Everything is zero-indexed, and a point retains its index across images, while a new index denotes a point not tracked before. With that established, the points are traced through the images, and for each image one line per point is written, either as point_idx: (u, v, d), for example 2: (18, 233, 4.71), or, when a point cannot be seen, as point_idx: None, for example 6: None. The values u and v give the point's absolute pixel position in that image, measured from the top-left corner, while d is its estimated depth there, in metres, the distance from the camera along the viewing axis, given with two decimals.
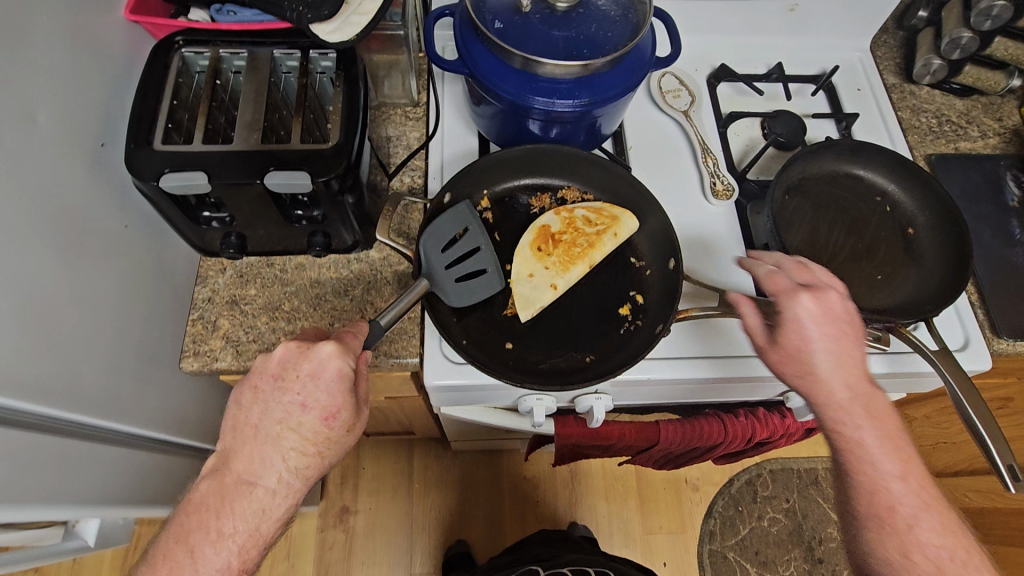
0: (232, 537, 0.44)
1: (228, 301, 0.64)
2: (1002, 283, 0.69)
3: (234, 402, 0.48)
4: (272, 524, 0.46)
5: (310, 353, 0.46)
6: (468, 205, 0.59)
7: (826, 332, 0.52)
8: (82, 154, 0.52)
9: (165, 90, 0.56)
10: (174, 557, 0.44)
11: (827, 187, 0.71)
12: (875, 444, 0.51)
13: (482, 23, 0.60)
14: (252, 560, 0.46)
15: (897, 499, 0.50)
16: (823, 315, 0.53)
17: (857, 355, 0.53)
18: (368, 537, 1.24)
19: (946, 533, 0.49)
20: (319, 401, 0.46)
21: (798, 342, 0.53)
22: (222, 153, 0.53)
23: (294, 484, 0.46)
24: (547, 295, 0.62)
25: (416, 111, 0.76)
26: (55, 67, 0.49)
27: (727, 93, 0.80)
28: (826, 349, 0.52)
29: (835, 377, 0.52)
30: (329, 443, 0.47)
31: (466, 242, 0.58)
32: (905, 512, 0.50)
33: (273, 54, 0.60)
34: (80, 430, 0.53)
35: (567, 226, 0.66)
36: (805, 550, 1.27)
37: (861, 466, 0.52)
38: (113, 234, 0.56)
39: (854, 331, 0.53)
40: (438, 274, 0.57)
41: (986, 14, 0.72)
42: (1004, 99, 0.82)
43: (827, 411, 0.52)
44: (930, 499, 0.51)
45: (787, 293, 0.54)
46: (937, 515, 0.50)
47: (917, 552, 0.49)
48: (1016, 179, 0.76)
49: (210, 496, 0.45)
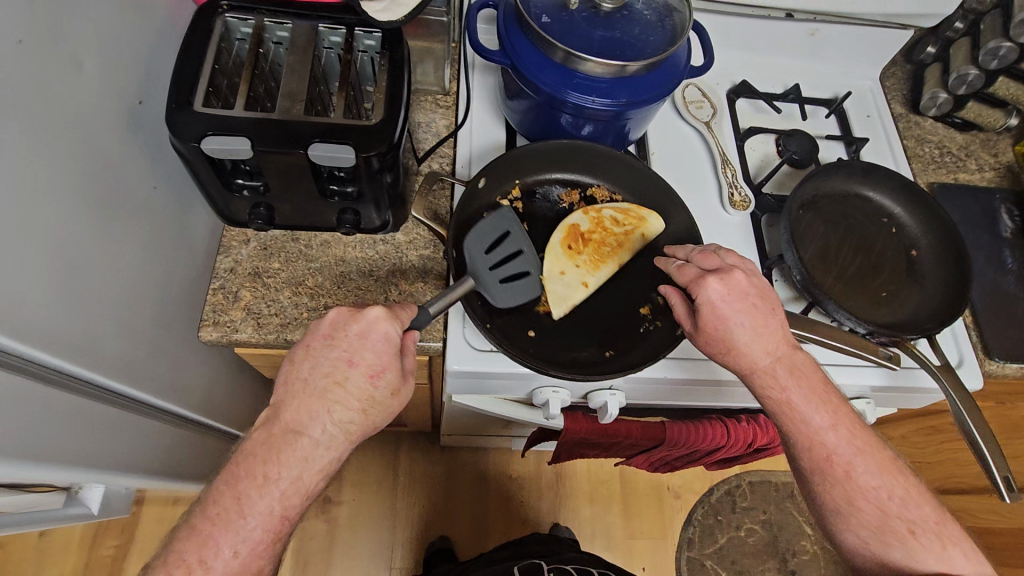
0: (276, 484, 0.46)
1: (251, 273, 0.63)
2: (995, 308, 0.73)
3: (287, 358, 0.50)
4: (316, 476, 0.48)
5: (359, 314, 0.50)
6: (510, 210, 0.61)
7: (738, 308, 0.55)
8: (122, 110, 0.51)
9: (208, 52, 0.56)
10: (223, 500, 0.46)
11: (838, 205, 0.74)
12: (805, 405, 0.55)
13: (530, 16, 0.61)
14: (294, 509, 0.47)
15: (834, 449, 0.55)
16: (732, 294, 0.56)
17: (772, 324, 0.56)
18: (351, 529, 1.22)
19: (882, 474, 0.55)
20: (365, 359, 0.49)
21: (714, 323, 0.56)
22: (264, 121, 0.53)
23: (336, 438, 0.48)
24: (578, 293, 0.64)
25: (446, 99, 0.77)
26: (103, 18, 0.48)
27: (745, 109, 0.83)
28: (741, 326, 0.55)
29: (752, 351, 0.55)
30: (374, 403, 0.49)
31: (508, 244, 0.60)
32: (843, 460, 0.55)
33: (318, 28, 0.59)
34: (89, 390, 0.51)
35: (596, 225, 0.67)
36: (779, 562, 1.30)
37: (796, 426, 0.56)
38: (140, 193, 0.54)
39: (764, 301, 0.56)
40: (482, 274, 0.58)
41: (994, 53, 0.77)
42: (1000, 137, 0.86)
43: (755, 384, 0.56)
44: (865, 445, 0.56)
45: (697, 280, 0.57)
46: (873, 458, 0.55)
47: (860, 497, 0.54)
48: (1009, 212, 0.80)
49: (260, 443, 0.47)
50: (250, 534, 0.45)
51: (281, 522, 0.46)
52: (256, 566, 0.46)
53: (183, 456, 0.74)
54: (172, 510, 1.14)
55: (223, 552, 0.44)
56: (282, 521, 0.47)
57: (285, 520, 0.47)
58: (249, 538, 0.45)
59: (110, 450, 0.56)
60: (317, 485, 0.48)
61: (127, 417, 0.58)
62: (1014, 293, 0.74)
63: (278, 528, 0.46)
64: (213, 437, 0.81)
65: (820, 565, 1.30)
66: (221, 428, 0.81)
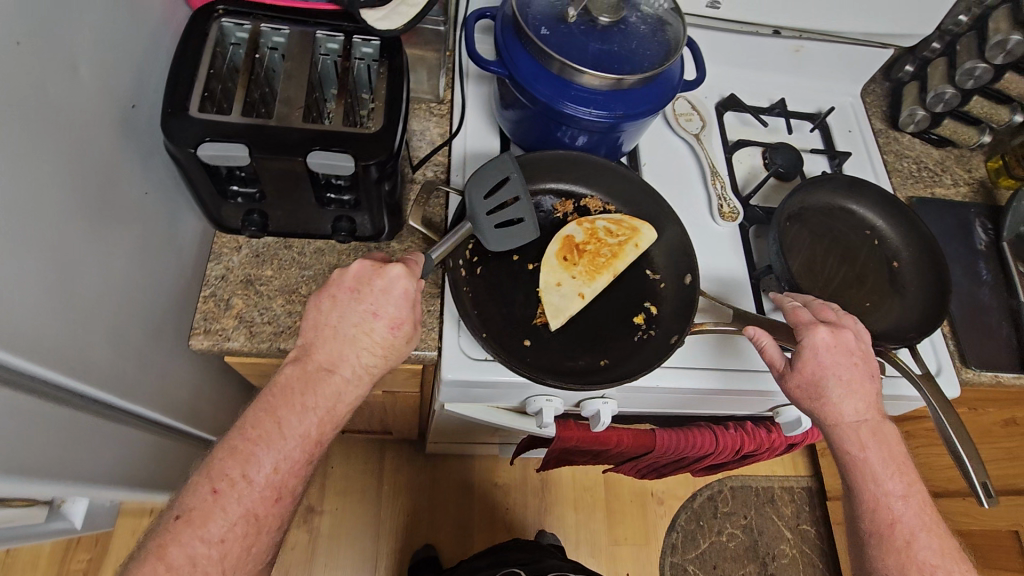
0: (313, 412, 0.49)
1: (243, 280, 0.62)
2: (971, 318, 0.76)
3: (314, 307, 0.53)
4: (347, 406, 0.52)
5: (382, 271, 0.51)
6: (510, 156, 0.60)
7: (838, 362, 0.59)
8: (115, 113, 0.50)
9: (203, 57, 0.55)
10: (263, 424, 0.48)
11: (823, 217, 0.76)
12: (880, 466, 0.59)
13: (528, 27, 0.62)
14: (326, 435, 0.51)
15: (898, 516, 0.58)
16: (837, 348, 0.60)
17: (868, 386, 0.60)
18: (335, 538, 1.20)
19: (942, 554, 0.57)
20: (389, 312, 0.52)
21: (812, 368, 0.60)
22: (260, 128, 0.52)
23: (362, 378, 0.52)
24: (575, 304, 0.63)
25: (440, 108, 0.77)
26: (98, 20, 0.47)
27: (733, 122, 0.85)
28: (838, 379, 0.59)
29: (842, 404, 0.59)
30: (394, 350, 0.53)
31: (507, 190, 0.60)
32: (906, 528, 0.58)
33: (315, 35, 0.59)
34: (72, 399, 0.49)
35: (590, 236, 0.68)
36: (759, 566, 1.32)
37: (865, 482, 0.60)
38: (132, 198, 0.53)
39: (865, 364, 0.60)
40: (478, 219, 0.59)
41: (970, 74, 0.80)
42: (974, 153, 0.90)
43: (837, 433, 0.60)
44: (932, 523, 0.58)
45: (806, 325, 0.61)
46: (937, 537, 0.58)
47: (914, 567, 0.56)
48: (983, 226, 0.83)
49: (295, 379, 0.50)
50: (290, 452, 0.48)
51: (315, 445, 0.50)
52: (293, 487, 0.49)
53: (168, 466, 0.72)
54: (149, 521, 1.11)
55: (263, 464, 0.47)
56: (316, 445, 0.50)
57: (319, 443, 0.50)
58: (290, 458, 0.48)
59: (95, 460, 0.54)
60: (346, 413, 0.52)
61: (115, 426, 0.56)
62: (989, 304, 0.77)
63: (312, 450, 0.50)
64: (199, 449, 0.79)
65: (798, 569, 1.33)
66: (207, 439, 0.79)
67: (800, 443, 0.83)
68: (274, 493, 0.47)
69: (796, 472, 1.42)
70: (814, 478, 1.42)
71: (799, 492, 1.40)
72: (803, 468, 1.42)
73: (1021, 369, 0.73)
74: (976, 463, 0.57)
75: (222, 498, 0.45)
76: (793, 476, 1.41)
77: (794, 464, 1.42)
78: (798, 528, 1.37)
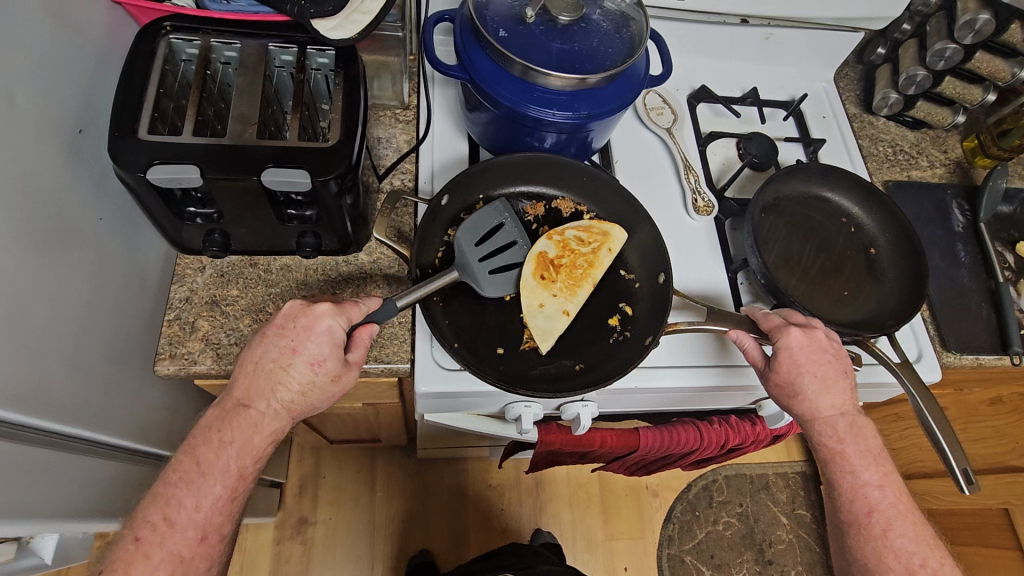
0: (229, 447, 0.50)
1: (208, 302, 0.61)
2: (950, 301, 0.75)
3: (248, 343, 0.54)
4: (267, 441, 0.52)
5: (308, 309, 0.52)
6: (504, 203, 0.65)
7: (814, 361, 0.59)
8: (59, 140, 0.48)
9: (151, 76, 0.53)
10: (182, 465, 0.50)
11: (799, 206, 0.75)
12: (858, 459, 0.59)
13: (486, 29, 0.61)
14: (248, 470, 0.51)
15: (876, 505, 0.58)
16: (811, 347, 0.59)
17: (842, 382, 0.60)
18: (329, 548, 1.20)
19: (918, 541, 0.57)
20: (307, 348, 0.51)
21: (789, 367, 0.59)
22: (212, 147, 0.51)
23: (280, 413, 0.52)
24: (561, 322, 0.62)
25: (406, 114, 0.76)
26: (35, 46, 0.46)
27: (705, 113, 0.84)
28: (813, 376, 0.59)
29: (820, 400, 0.59)
30: (314, 387, 0.52)
31: (501, 235, 0.64)
32: (883, 518, 0.58)
33: (268, 47, 0.58)
34: (39, 438, 0.48)
35: (562, 249, 0.66)
36: (756, 553, 1.32)
37: (843, 475, 0.60)
38: (85, 226, 0.52)
39: (838, 361, 0.60)
40: (472, 266, 0.61)
41: (940, 55, 0.79)
42: (949, 134, 0.89)
43: (816, 426, 0.60)
44: (906, 509, 0.59)
45: (780, 329, 0.60)
46: (911, 524, 0.58)
47: (891, 555, 0.57)
48: (960, 207, 0.83)
49: (214, 416, 0.52)
50: (212, 491, 0.50)
51: (238, 481, 0.51)
52: (220, 527, 0.51)
53: None
54: None
55: (185, 505, 0.49)
56: (241, 479, 0.51)
57: (242, 478, 0.51)
58: (211, 498, 0.50)
59: (70, 495, 0.53)
60: (268, 448, 0.53)
61: (87, 460, 0.55)
62: (968, 286, 0.77)
63: (236, 486, 0.51)
64: None
65: (795, 554, 1.33)
66: None
67: (786, 434, 0.83)
68: (200, 534, 0.49)
69: (789, 457, 1.42)
70: (808, 462, 1.42)
71: (794, 477, 1.40)
72: (797, 453, 1.43)
73: (1001, 350, 0.72)
74: (956, 449, 0.56)
75: (145, 546, 0.48)
76: (787, 462, 1.41)
77: (788, 450, 1.43)
78: (793, 513, 1.37)
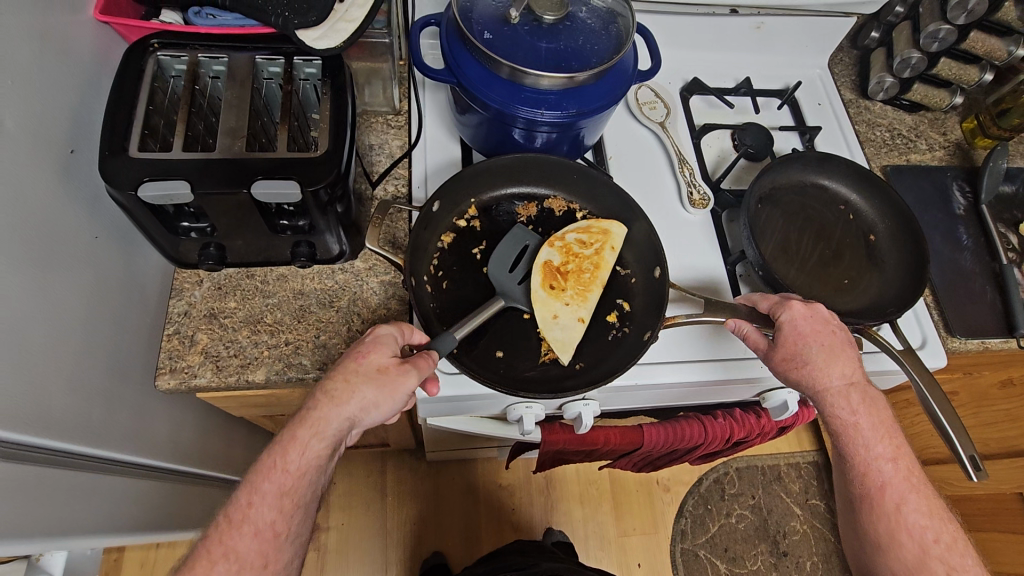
0: (279, 444, 0.50)
1: (206, 315, 0.62)
2: (953, 286, 0.74)
3: None
4: (308, 433, 0.49)
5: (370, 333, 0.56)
6: (522, 227, 0.66)
7: (817, 331, 0.59)
8: (51, 162, 0.49)
9: (140, 93, 0.54)
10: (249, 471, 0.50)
11: (795, 195, 0.75)
12: (870, 433, 0.58)
13: (471, 32, 0.60)
14: (295, 468, 0.49)
15: (888, 480, 0.57)
16: (814, 319, 0.60)
17: (849, 353, 0.59)
18: (343, 553, 1.20)
19: (930, 515, 0.56)
20: (358, 349, 0.52)
21: (794, 339, 0.59)
22: (203, 161, 0.51)
23: (322, 401, 0.50)
24: (578, 330, 0.62)
25: (397, 119, 0.76)
26: (24, 70, 0.46)
27: (699, 105, 0.84)
28: (820, 346, 0.58)
29: (828, 371, 0.58)
30: (356, 375, 0.50)
31: (530, 256, 0.65)
32: (895, 493, 0.57)
33: (255, 60, 0.58)
34: (49, 456, 0.49)
35: (567, 255, 0.65)
36: (771, 545, 1.31)
37: (856, 449, 0.58)
38: (81, 246, 0.53)
39: (844, 333, 0.60)
40: (511, 291, 0.62)
41: (934, 36, 0.78)
42: (948, 115, 0.88)
43: (826, 399, 0.59)
44: (918, 483, 0.58)
45: (780, 305, 0.61)
46: (924, 499, 0.57)
47: (903, 531, 0.56)
48: (961, 189, 0.82)
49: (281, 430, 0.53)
50: (263, 490, 0.49)
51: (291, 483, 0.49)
52: (275, 526, 0.49)
53: (164, 504, 0.72)
54: (156, 554, 1.12)
55: (240, 502, 0.49)
56: (289, 478, 0.49)
57: (289, 475, 0.49)
58: (262, 494, 0.49)
59: (78, 511, 0.54)
60: (313, 447, 0.49)
61: (95, 475, 0.55)
62: (971, 270, 0.76)
63: (286, 485, 0.49)
64: (193, 486, 0.79)
65: (810, 545, 1.32)
66: (199, 473, 0.78)
67: (792, 425, 0.82)
68: (256, 530, 0.48)
69: (801, 447, 1.41)
70: (820, 452, 1.41)
71: (806, 468, 1.39)
72: (809, 443, 1.41)
73: (1007, 333, 0.71)
74: (962, 436, 0.55)
75: (209, 543, 0.48)
76: (799, 452, 1.40)
77: (799, 440, 1.41)
78: (807, 504, 1.36)
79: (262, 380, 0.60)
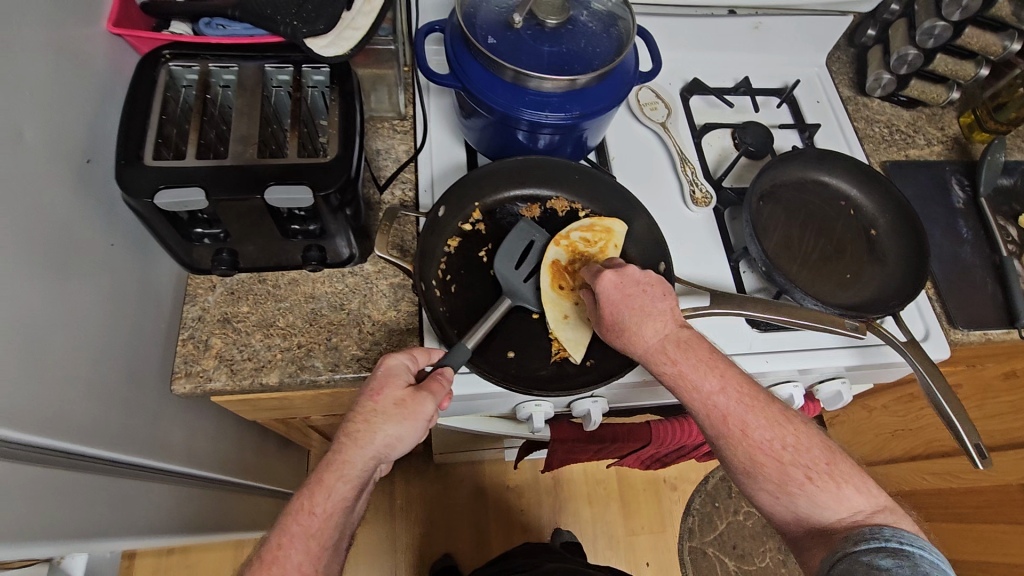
0: (306, 491, 0.49)
1: (220, 319, 0.63)
2: (954, 278, 0.75)
3: None
4: (334, 477, 0.49)
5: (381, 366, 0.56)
6: (529, 222, 0.67)
7: (626, 296, 0.56)
8: (68, 172, 0.50)
9: (153, 103, 0.55)
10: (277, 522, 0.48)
11: (796, 192, 0.76)
12: (693, 372, 0.53)
13: (475, 37, 0.62)
14: (324, 513, 0.48)
15: (726, 409, 0.52)
16: (624, 284, 0.57)
17: (660, 306, 0.56)
18: (353, 557, 1.21)
19: (774, 425, 0.52)
20: (371, 386, 0.52)
21: (610, 314, 0.57)
22: (216, 167, 0.52)
23: (345, 444, 0.50)
24: (588, 329, 0.63)
25: (402, 124, 0.77)
26: (42, 82, 0.47)
27: (699, 105, 0.85)
28: (630, 309, 0.56)
29: (637, 334, 0.55)
30: (376, 413, 0.50)
31: (535, 252, 0.66)
32: (737, 419, 0.52)
33: (264, 68, 0.59)
34: (69, 460, 0.50)
35: (572, 255, 0.66)
36: (779, 542, 1.32)
37: (687, 394, 0.54)
38: (97, 253, 0.53)
39: (655, 289, 0.57)
40: (520, 290, 0.63)
41: (929, 33, 0.79)
42: (945, 111, 0.89)
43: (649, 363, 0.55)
44: (754, 401, 0.52)
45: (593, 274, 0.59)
46: (763, 411, 0.52)
47: (759, 452, 0.51)
48: (959, 183, 0.83)
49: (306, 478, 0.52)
50: (293, 535, 0.47)
51: (321, 524, 0.48)
52: (303, 568, 0.46)
53: (179, 510, 0.72)
54: (166, 561, 1.13)
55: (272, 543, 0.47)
56: (318, 523, 0.47)
57: (317, 521, 0.47)
58: (292, 536, 0.47)
59: (99, 516, 0.55)
60: (340, 489, 0.49)
61: (113, 481, 0.56)
62: (972, 263, 0.76)
63: (314, 529, 0.47)
64: (206, 492, 0.79)
65: None
66: (212, 479, 0.79)
67: None
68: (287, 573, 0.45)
69: None
70: None
71: None
72: None
73: (1009, 324, 0.72)
74: (967, 425, 0.56)
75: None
76: None
77: None
78: None
79: (275, 382, 0.61)
